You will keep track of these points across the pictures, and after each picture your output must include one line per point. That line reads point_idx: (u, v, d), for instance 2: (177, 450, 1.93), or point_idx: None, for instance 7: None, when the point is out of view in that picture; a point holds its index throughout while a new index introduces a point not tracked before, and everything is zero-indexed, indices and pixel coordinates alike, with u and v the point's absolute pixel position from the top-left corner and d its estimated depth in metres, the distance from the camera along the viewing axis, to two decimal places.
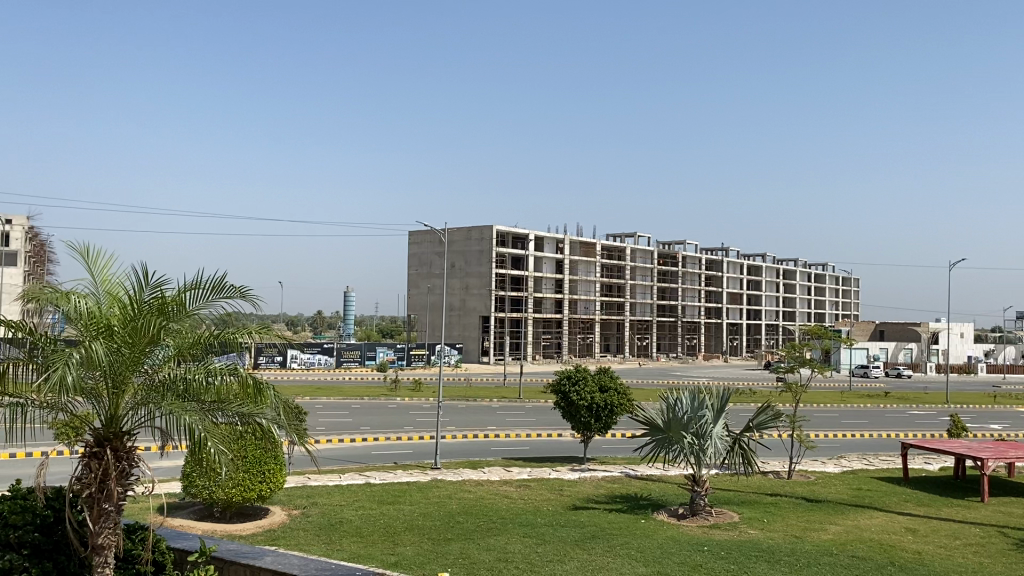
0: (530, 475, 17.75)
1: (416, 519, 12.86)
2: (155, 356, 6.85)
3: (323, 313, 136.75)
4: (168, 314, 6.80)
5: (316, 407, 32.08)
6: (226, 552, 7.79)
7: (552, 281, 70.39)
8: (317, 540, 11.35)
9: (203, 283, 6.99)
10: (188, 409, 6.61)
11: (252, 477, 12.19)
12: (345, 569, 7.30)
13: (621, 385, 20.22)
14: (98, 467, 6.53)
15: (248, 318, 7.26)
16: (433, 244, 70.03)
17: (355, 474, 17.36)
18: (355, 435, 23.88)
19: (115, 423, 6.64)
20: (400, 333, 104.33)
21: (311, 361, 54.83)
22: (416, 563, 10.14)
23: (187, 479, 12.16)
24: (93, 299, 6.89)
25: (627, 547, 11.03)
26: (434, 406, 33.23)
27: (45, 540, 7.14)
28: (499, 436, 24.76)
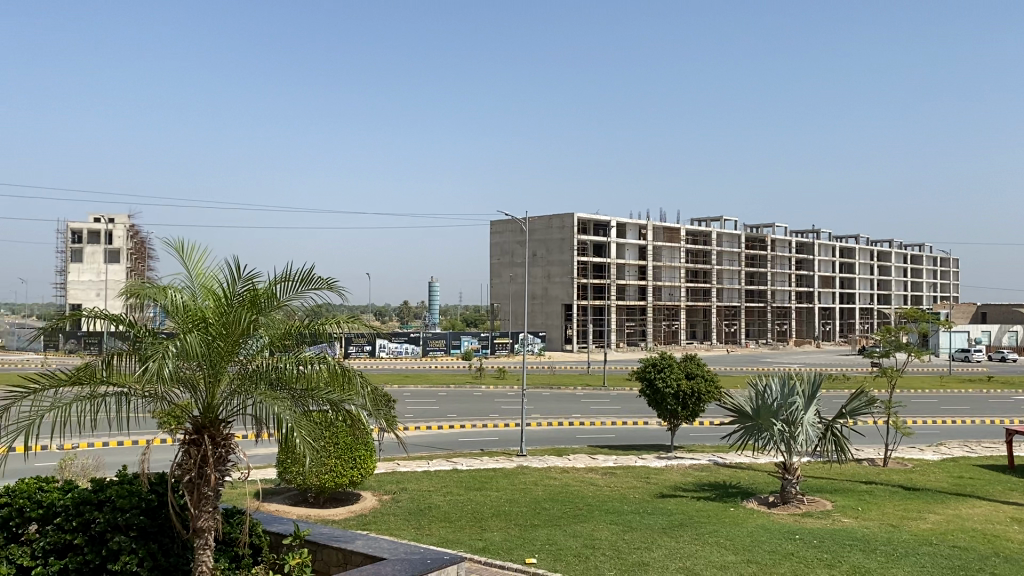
0: (617, 462, 17.71)
1: (502, 505, 12.98)
2: (248, 346, 7.10)
3: (409, 303, 138.87)
4: (260, 307, 7.02)
5: (404, 395, 32.71)
6: (320, 534, 8.04)
7: (636, 267, 69.76)
8: (407, 525, 11.60)
9: (293, 276, 7.18)
10: (279, 398, 6.81)
11: (344, 462, 12.52)
12: (434, 553, 7.42)
13: (708, 372, 19.92)
14: (197, 454, 6.83)
15: (337, 309, 7.45)
16: (514, 233, 70.24)
17: (442, 460, 17.65)
18: (441, 422, 24.23)
19: (213, 411, 6.90)
20: (484, 321, 105.25)
21: (399, 351, 55.78)
22: (503, 548, 10.25)
23: (281, 465, 12.59)
24: (189, 292, 7.18)
25: (716, 535, 10.89)
26: (519, 394, 33.44)
27: (151, 523, 7.51)
28: (584, 423, 24.76)
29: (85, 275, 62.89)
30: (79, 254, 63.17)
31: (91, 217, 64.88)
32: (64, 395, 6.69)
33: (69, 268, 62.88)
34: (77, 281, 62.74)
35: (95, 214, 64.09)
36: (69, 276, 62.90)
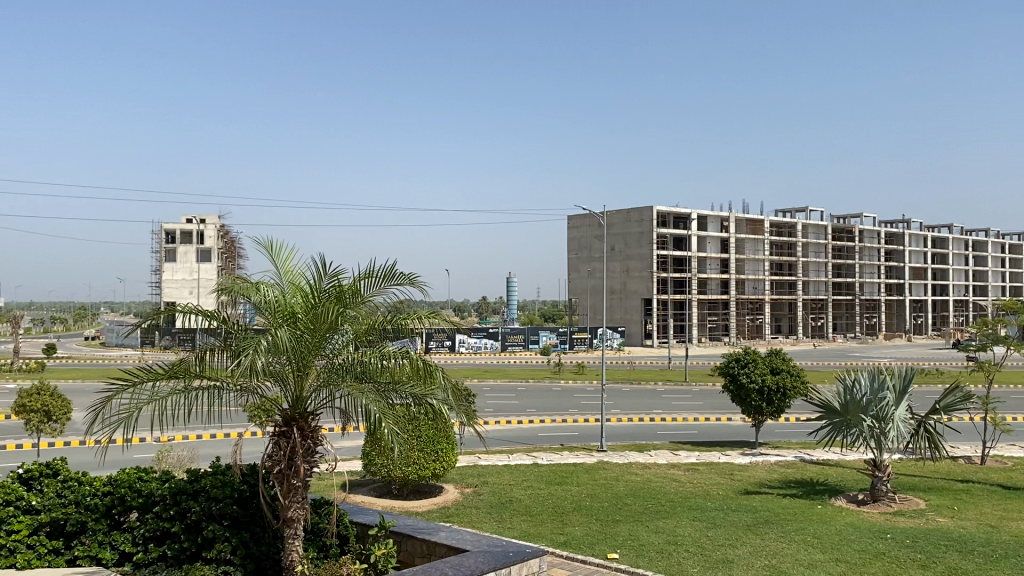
0: (699, 458, 17.49)
1: (583, 500, 12.98)
2: (334, 341, 7.26)
3: (487, 299, 139.55)
4: (345, 302, 7.19)
5: (483, 389, 33.00)
6: (405, 526, 8.18)
7: (717, 261, 68.64)
8: (488, 519, 11.71)
9: (376, 271, 7.32)
10: (365, 391, 6.96)
11: (427, 455, 12.72)
12: (517, 546, 7.47)
13: (794, 367, 19.48)
14: (287, 445, 7.04)
15: (418, 304, 7.55)
16: (592, 228, 69.95)
17: (523, 455, 17.75)
18: (521, 417, 24.33)
19: (301, 404, 7.12)
20: (563, 317, 105.12)
21: (478, 346, 56.27)
22: (584, 543, 10.25)
23: (366, 457, 12.87)
24: (278, 289, 7.40)
25: (803, 533, 10.66)
26: (598, 389, 33.35)
27: (243, 513, 7.77)
28: (665, 419, 24.54)
29: (178, 274, 65.47)
30: (173, 254, 65.71)
31: (183, 218, 67.44)
32: (161, 388, 6.97)
33: (163, 267, 65.50)
34: (171, 279, 65.29)
35: (187, 215, 66.56)
36: (163, 275, 65.49)
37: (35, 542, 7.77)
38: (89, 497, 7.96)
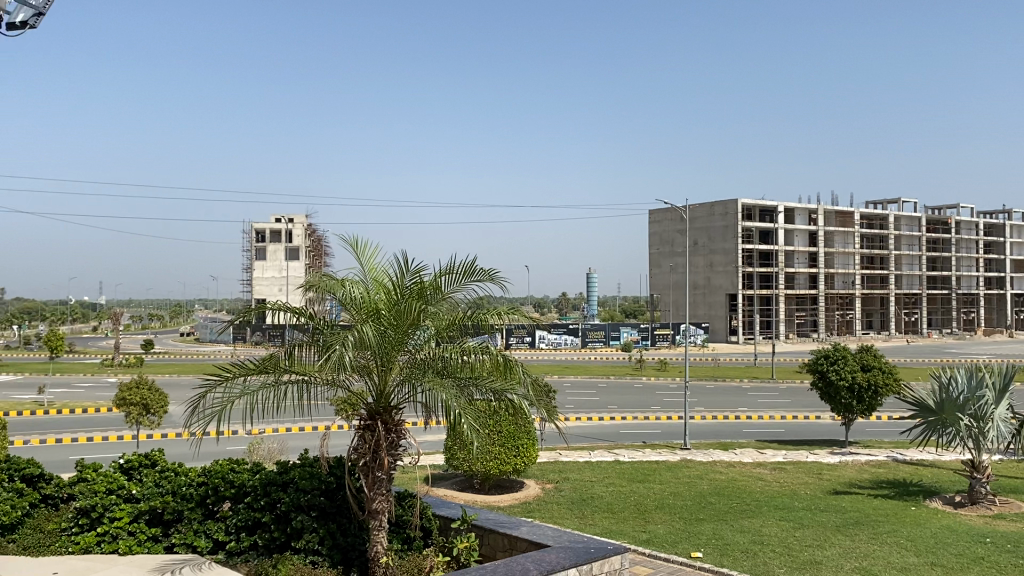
0: (786, 457, 17.10)
1: (666, 498, 12.85)
2: (416, 337, 7.37)
3: (568, 294, 139.17)
4: (426, 298, 7.29)
5: (565, 385, 33.00)
6: (487, 520, 8.25)
7: (805, 255, 66.86)
8: (570, 515, 11.70)
9: (457, 268, 7.40)
10: (446, 387, 7.01)
11: (507, 451, 12.78)
12: (599, 542, 7.44)
13: (886, 364, 18.86)
14: (371, 439, 7.19)
15: (498, 300, 7.60)
16: (674, 221, 69.03)
17: (605, 451, 17.67)
18: (603, 414, 24.23)
19: (385, 399, 7.25)
20: (644, 312, 104.13)
21: (559, 342, 56.33)
22: (667, 542, 10.15)
23: (449, 452, 13.04)
24: (363, 286, 7.56)
25: (896, 535, 10.31)
26: (681, 386, 32.95)
27: (330, 504, 7.95)
28: (751, 417, 24.06)
29: (268, 272, 67.34)
30: (263, 253, 67.71)
31: (273, 218, 69.43)
32: (252, 382, 7.19)
33: (254, 265, 67.60)
34: (262, 277, 67.30)
35: (276, 215, 68.50)
36: (254, 272, 67.55)
37: (135, 529, 8.16)
38: (185, 487, 8.29)
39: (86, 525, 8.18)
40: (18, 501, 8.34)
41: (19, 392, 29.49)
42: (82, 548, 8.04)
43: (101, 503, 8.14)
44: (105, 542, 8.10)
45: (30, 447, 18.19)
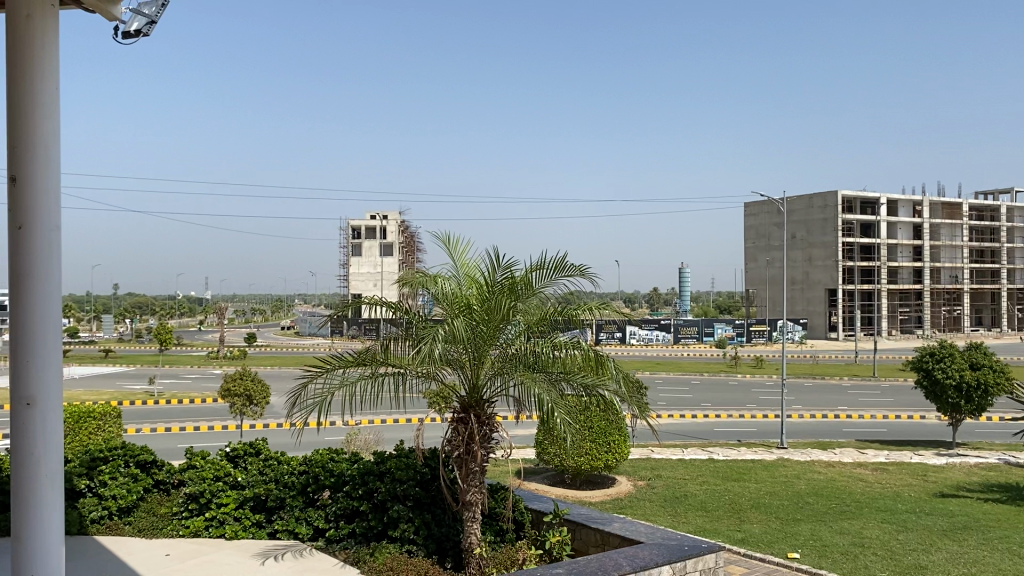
0: (889, 458, 16.53)
1: (762, 497, 12.59)
2: (507, 332, 7.43)
3: (659, 289, 137.60)
4: (518, 294, 7.35)
5: (658, 382, 32.74)
6: (579, 515, 8.26)
7: (909, 248, 64.27)
8: (663, 512, 11.62)
9: (548, 264, 7.43)
10: (537, 381, 7.06)
11: (599, 446, 12.78)
12: (693, 540, 7.37)
13: (997, 362, 17.97)
14: (465, 431, 7.38)
15: (589, 296, 7.60)
16: (770, 215, 67.43)
17: (699, 449, 17.43)
18: (695, 411, 23.91)
19: (477, 392, 7.39)
20: (740, 308, 102.02)
21: (650, 337, 55.94)
22: (763, 541, 9.97)
23: (540, 446, 13.14)
24: (455, 281, 7.67)
25: (1008, 541, 9.84)
26: (778, 384, 32.18)
27: (425, 494, 8.10)
28: (851, 416, 23.34)
29: (364, 268, 68.84)
30: (358, 249, 69.35)
31: (368, 214, 70.98)
32: (351, 373, 7.39)
33: (350, 261, 69.38)
34: (358, 272, 68.87)
35: (371, 212, 70.01)
36: (350, 268, 69.20)
37: (240, 515, 8.52)
38: (287, 475, 8.60)
39: (195, 510, 8.59)
40: (134, 486, 8.84)
41: (133, 381, 31.13)
42: (192, 532, 8.42)
43: (209, 489, 8.52)
44: (213, 526, 8.47)
45: (143, 435, 19.19)
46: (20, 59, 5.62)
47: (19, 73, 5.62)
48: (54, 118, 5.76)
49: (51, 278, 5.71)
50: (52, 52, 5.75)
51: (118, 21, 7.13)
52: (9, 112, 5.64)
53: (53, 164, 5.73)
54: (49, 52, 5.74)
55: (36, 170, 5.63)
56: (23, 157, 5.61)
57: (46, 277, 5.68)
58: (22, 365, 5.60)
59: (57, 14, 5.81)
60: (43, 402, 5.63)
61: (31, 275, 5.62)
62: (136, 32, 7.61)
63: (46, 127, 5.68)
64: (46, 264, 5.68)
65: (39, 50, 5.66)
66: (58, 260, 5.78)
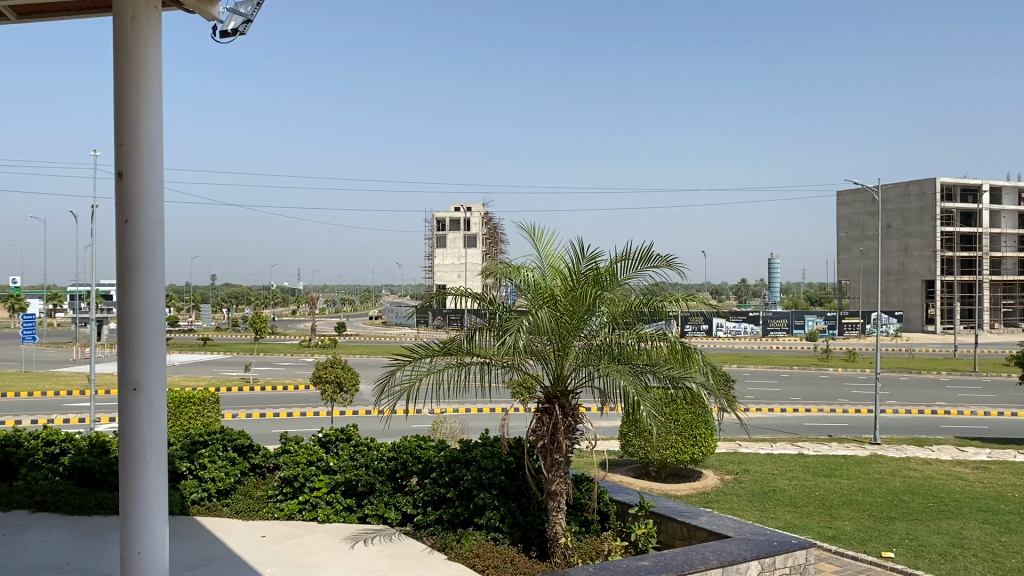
0: (991, 457, 15.83)
1: (854, 494, 12.25)
2: (592, 323, 7.42)
3: (748, 281, 134.68)
4: (602, 284, 7.32)
5: (745, 375, 32.17)
6: (664, 508, 8.22)
7: (1014, 237, 61.22)
8: (750, 507, 11.45)
9: (633, 254, 7.40)
10: (622, 373, 7.03)
11: (685, 439, 12.67)
12: (783, 535, 7.24)
13: None
14: (549, 421, 7.42)
15: (675, 287, 7.52)
16: (864, 204, 65.30)
17: (788, 444, 17.08)
18: (785, 405, 23.37)
19: (562, 383, 7.43)
20: (832, 300, 99.10)
21: (737, 330, 54.96)
22: (856, 539, 9.72)
23: (625, 438, 13.11)
24: (539, 272, 7.70)
25: None
26: (872, 378, 31.19)
27: (511, 483, 8.17)
28: (951, 412, 22.43)
29: (448, 259, 69.89)
30: (443, 241, 70.33)
31: (453, 206, 71.82)
32: (437, 362, 7.50)
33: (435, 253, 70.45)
34: (442, 264, 70.02)
35: (455, 204, 70.84)
36: (435, 259, 70.35)
37: (332, 499, 8.78)
38: (377, 461, 8.80)
39: (289, 494, 8.90)
40: (232, 469, 9.21)
41: (229, 368, 32.39)
42: (287, 515, 8.73)
43: (303, 474, 8.81)
44: (306, 510, 8.76)
45: (240, 420, 19.92)
46: (126, 60, 5.89)
47: (125, 73, 5.89)
48: (157, 115, 6.02)
49: (154, 269, 5.98)
50: (156, 52, 6.01)
51: (215, 21, 7.38)
52: (115, 110, 5.92)
53: (157, 161, 6.00)
54: (152, 53, 5.99)
55: (140, 165, 5.91)
56: (129, 154, 5.88)
57: (150, 267, 5.96)
58: (128, 351, 5.90)
59: (159, 15, 6.06)
60: (148, 387, 5.92)
61: (137, 266, 5.90)
62: (233, 32, 7.87)
63: (149, 125, 5.94)
64: (151, 255, 5.96)
65: (143, 50, 5.92)
66: (161, 251, 6.05)
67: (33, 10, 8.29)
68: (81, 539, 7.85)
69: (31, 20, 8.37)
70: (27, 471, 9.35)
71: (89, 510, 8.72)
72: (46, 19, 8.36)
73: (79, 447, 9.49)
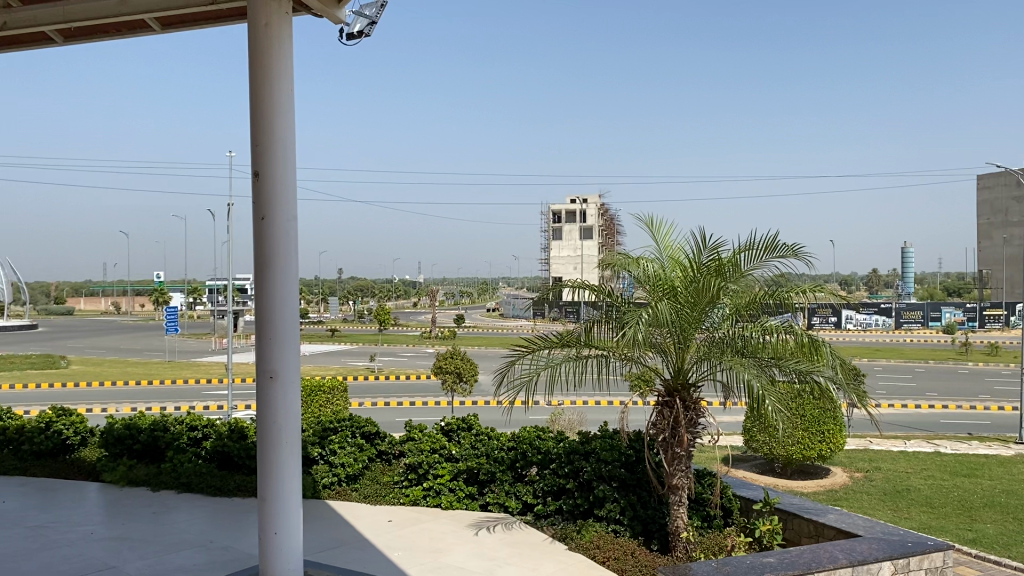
0: None
1: (996, 496, 11.58)
2: (714, 316, 7.30)
3: (878, 271, 128.99)
4: (725, 275, 7.21)
5: (877, 369, 30.84)
6: (791, 505, 8.01)
7: None
8: (882, 506, 11.02)
9: (757, 244, 7.26)
10: (746, 366, 6.88)
11: (812, 435, 12.29)
12: (918, 536, 6.95)
13: None
14: (670, 414, 7.38)
15: (801, 278, 7.34)
16: (1008, 188, 61.40)
17: (924, 441, 16.29)
18: (919, 401, 22.29)
19: (683, 376, 7.34)
20: (972, 290, 93.53)
21: (868, 322, 52.72)
22: (999, 543, 9.20)
23: (748, 433, 12.87)
24: (658, 264, 7.65)
25: None
26: (1018, 374, 29.29)
27: (630, 476, 8.13)
28: None
29: (563, 251, 70.13)
30: (559, 233, 70.52)
31: (569, 199, 71.88)
32: (556, 355, 7.55)
33: (552, 246, 70.66)
34: (558, 256, 70.16)
35: (571, 196, 70.93)
36: (551, 252, 70.59)
37: (454, 486, 9.01)
38: (497, 450, 8.94)
39: (414, 480, 9.20)
40: (359, 455, 9.55)
41: (355, 359, 33.56)
42: (412, 501, 9.02)
43: (426, 461, 9.08)
44: (430, 497, 9.03)
45: (366, 408, 20.65)
46: (260, 63, 6.20)
47: (261, 75, 6.19)
48: (288, 115, 6.30)
49: (288, 263, 6.28)
50: (288, 55, 6.31)
51: (343, 23, 7.67)
52: (251, 111, 6.23)
53: (289, 161, 6.29)
54: (284, 55, 6.28)
55: (275, 164, 6.21)
56: (264, 153, 6.19)
57: (283, 262, 6.25)
58: (266, 342, 6.23)
59: (290, 19, 6.34)
60: (284, 375, 6.23)
61: (272, 260, 6.22)
62: (359, 33, 8.19)
63: (281, 126, 6.23)
64: (285, 250, 6.26)
65: (274, 53, 6.21)
66: (294, 246, 6.35)
67: (176, 20, 8.86)
68: (222, 520, 8.34)
69: (174, 29, 8.95)
70: (173, 454, 9.99)
71: (229, 492, 9.28)
72: (187, 29, 8.95)
73: (219, 432, 10.06)
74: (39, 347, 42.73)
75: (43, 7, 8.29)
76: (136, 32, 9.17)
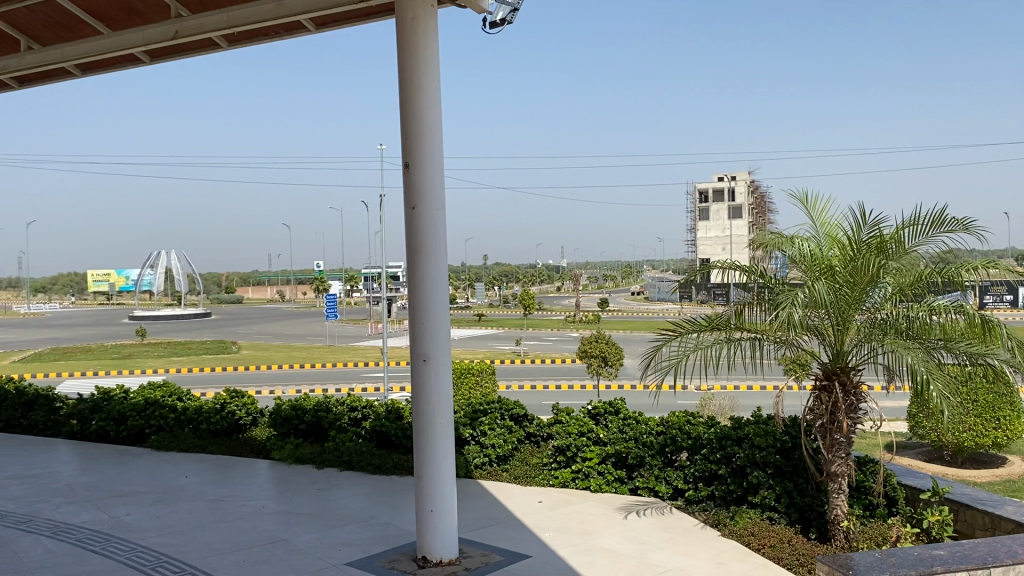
0: None
1: None
2: (875, 296, 6.97)
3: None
4: (887, 253, 6.87)
5: None
6: (962, 495, 7.54)
7: None
8: None
9: (922, 219, 6.85)
10: (910, 348, 6.50)
11: (986, 422, 11.50)
12: None
13: None
14: (828, 399, 7.07)
15: (970, 253, 6.88)
16: None
17: None
18: None
19: (842, 358, 7.03)
20: None
21: None
22: None
23: (913, 419, 12.20)
24: (814, 242, 7.33)
25: None
26: None
27: (786, 463, 7.84)
28: None
29: (712, 232, 68.27)
30: (706, 213, 68.83)
31: (716, 177, 70.06)
32: (705, 338, 7.38)
33: (698, 226, 69.02)
34: (705, 237, 68.53)
35: (718, 174, 69.17)
36: (698, 233, 69.01)
37: (603, 469, 9.05)
38: (645, 435, 8.86)
39: (563, 462, 9.29)
40: (509, 437, 9.72)
41: (502, 343, 34.10)
42: (561, 483, 9.16)
43: (575, 444, 9.12)
44: (579, 479, 9.13)
45: (515, 390, 21.01)
46: (408, 57, 6.38)
47: (410, 69, 6.38)
48: (436, 106, 6.46)
49: (437, 251, 6.45)
50: (433, 46, 6.43)
51: (487, 16, 7.85)
52: (402, 104, 6.43)
53: (437, 150, 6.46)
54: (430, 47, 6.42)
55: (423, 155, 6.39)
56: (414, 144, 6.37)
57: (433, 250, 6.43)
58: (419, 326, 6.44)
59: (436, 12, 6.48)
60: (436, 358, 6.43)
61: (422, 247, 6.41)
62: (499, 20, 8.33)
63: (429, 116, 6.38)
64: (435, 237, 6.44)
65: (421, 44, 6.37)
66: (443, 232, 6.51)
67: (330, 19, 9.26)
68: (381, 497, 8.72)
69: (327, 28, 9.35)
70: (336, 433, 10.54)
71: (388, 470, 9.70)
72: (338, 28, 9.35)
73: (378, 413, 10.50)
74: (212, 333, 45.99)
75: (208, 16, 8.87)
76: (293, 33, 9.66)
